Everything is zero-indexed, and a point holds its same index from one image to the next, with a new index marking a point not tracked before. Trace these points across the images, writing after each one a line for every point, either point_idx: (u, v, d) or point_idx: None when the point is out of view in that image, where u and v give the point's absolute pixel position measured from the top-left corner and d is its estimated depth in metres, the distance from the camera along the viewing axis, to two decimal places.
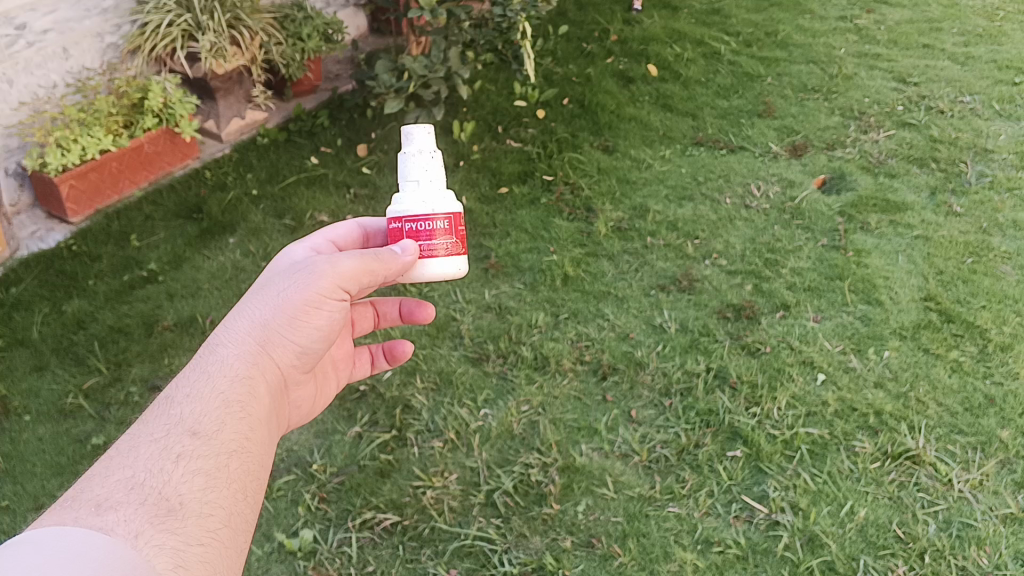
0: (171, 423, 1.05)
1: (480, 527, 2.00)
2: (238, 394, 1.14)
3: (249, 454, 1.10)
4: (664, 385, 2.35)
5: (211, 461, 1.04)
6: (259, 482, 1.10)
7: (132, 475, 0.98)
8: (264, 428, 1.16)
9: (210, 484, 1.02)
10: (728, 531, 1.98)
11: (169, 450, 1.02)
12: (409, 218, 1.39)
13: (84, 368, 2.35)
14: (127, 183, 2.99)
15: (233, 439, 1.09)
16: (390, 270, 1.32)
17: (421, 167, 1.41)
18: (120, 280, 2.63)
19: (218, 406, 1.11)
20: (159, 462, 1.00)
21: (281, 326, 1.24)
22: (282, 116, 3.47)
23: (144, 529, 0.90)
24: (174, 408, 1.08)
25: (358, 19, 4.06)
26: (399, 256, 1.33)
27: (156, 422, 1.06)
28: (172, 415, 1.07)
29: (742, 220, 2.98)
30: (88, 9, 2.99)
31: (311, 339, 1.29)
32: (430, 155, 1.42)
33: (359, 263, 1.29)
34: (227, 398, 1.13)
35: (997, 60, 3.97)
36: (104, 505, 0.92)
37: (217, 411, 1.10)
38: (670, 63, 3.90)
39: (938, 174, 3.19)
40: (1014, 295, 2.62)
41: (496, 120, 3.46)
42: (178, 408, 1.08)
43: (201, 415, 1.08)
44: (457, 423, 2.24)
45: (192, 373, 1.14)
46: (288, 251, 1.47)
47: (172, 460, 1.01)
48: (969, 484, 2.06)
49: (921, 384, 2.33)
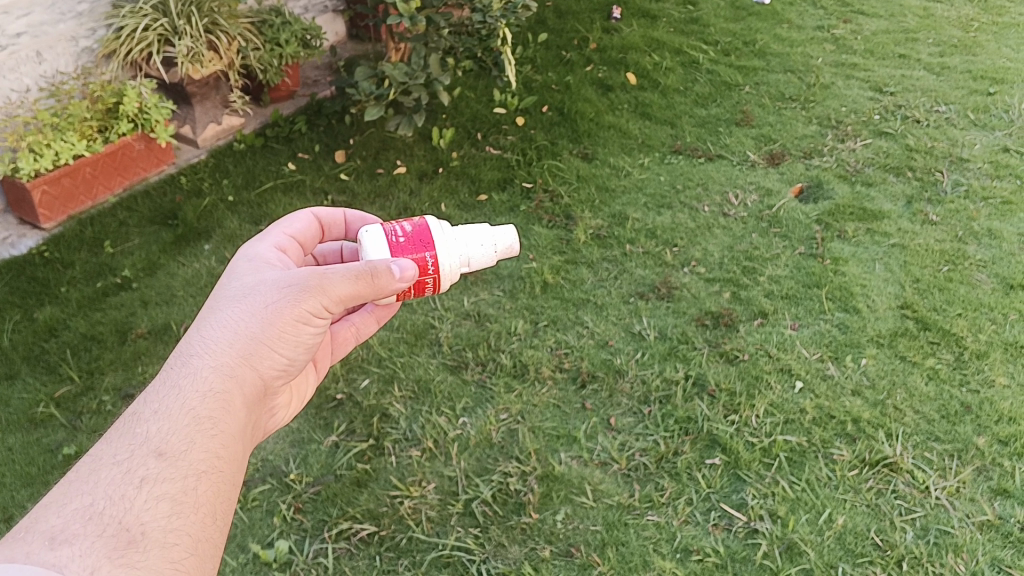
0: (136, 444, 1.04)
1: (458, 537, 1.98)
2: (212, 409, 1.12)
3: (220, 476, 1.08)
4: (643, 393, 2.34)
5: (177, 485, 1.02)
6: (230, 504, 1.08)
7: (90, 503, 0.96)
8: (240, 445, 1.14)
9: (176, 510, 1.00)
10: (707, 540, 1.98)
11: (132, 474, 1.00)
12: (436, 266, 1.40)
13: (55, 377, 2.32)
14: (101, 189, 2.94)
15: (203, 459, 1.07)
16: (381, 289, 1.29)
17: (478, 244, 1.45)
18: (93, 287, 2.60)
19: (190, 423, 1.09)
20: (121, 488, 0.98)
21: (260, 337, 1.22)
22: (259, 122, 3.44)
23: (101, 565, 0.89)
24: (141, 426, 1.06)
25: (337, 25, 4.04)
26: (398, 279, 1.29)
27: (121, 441, 1.04)
28: (138, 434, 1.05)
29: (720, 228, 2.98)
30: (62, 13, 2.96)
31: (292, 350, 1.27)
32: (493, 248, 1.46)
33: (351, 282, 1.26)
34: (199, 414, 1.11)
35: (972, 70, 4.01)
36: (58, 538, 0.90)
37: (188, 429, 1.08)
38: (648, 72, 3.91)
39: (914, 183, 3.22)
40: (989, 303, 2.63)
41: (475, 127, 3.45)
42: (145, 427, 1.06)
43: (169, 434, 1.06)
44: (434, 431, 2.22)
45: (164, 387, 1.12)
46: (251, 249, 1.43)
47: (135, 486, 0.99)
48: (946, 491, 2.07)
49: (898, 392, 2.33)
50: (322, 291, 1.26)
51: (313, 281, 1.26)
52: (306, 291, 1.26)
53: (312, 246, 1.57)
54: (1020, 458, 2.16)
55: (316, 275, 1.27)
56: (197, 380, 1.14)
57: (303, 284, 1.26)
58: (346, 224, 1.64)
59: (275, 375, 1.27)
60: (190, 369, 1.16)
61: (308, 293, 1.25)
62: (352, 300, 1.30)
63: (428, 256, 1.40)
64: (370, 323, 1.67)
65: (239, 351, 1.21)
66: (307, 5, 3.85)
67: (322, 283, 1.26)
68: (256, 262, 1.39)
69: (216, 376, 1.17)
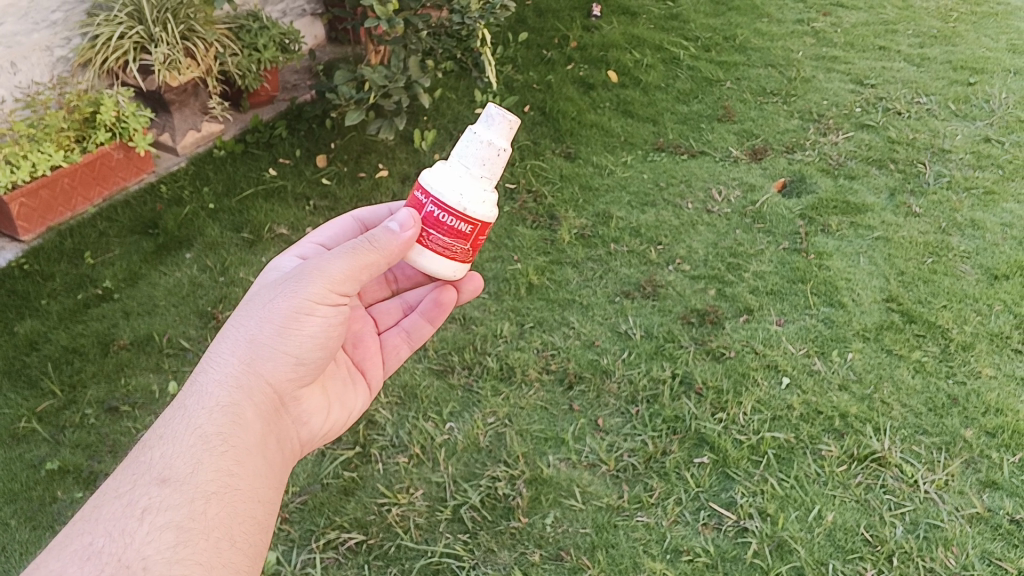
0: (140, 475, 1.10)
1: (447, 544, 1.97)
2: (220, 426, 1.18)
3: (228, 494, 1.14)
4: (630, 393, 2.33)
5: (181, 512, 1.07)
6: (243, 521, 1.14)
7: (91, 542, 1.01)
8: (251, 457, 1.21)
9: (182, 539, 1.05)
10: (697, 540, 1.97)
11: (135, 506, 1.06)
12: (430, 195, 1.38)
13: (37, 391, 2.29)
14: (80, 200, 2.92)
15: (210, 480, 1.13)
16: (386, 254, 1.33)
17: (468, 154, 1.39)
18: (74, 299, 2.58)
19: (196, 443, 1.15)
20: (122, 523, 1.04)
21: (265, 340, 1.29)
22: (239, 128, 3.42)
23: None
24: (148, 454, 1.13)
25: (316, 28, 4.02)
26: (396, 234, 1.33)
27: (127, 472, 1.11)
28: (144, 463, 1.12)
29: (704, 225, 2.98)
30: (37, 22, 2.93)
31: (304, 347, 1.32)
32: (473, 136, 1.39)
33: (349, 264, 1.31)
34: (207, 432, 1.17)
35: (951, 61, 4.02)
36: None
37: (193, 451, 1.14)
38: (630, 69, 3.90)
39: (897, 175, 3.22)
40: (974, 295, 2.64)
41: (457, 129, 3.44)
42: (151, 454, 1.13)
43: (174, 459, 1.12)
44: (422, 437, 2.21)
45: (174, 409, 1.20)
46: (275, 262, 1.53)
47: (136, 518, 1.04)
48: (934, 485, 2.07)
49: (885, 385, 2.34)
50: (319, 281, 1.31)
51: (313, 272, 1.31)
52: (305, 281, 1.31)
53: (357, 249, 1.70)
54: (1007, 450, 2.17)
55: (312, 268, 1.31)
56: (204, 396, 1.21)
57: (305, 278, 1.31)
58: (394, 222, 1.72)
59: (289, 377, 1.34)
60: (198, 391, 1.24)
61: (308, 285, 1.30)
62: (358, 282, 1.34)
63: (420, 196, 1.39)
64: (422, 325, 1.76)
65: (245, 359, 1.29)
66: (285, 9, 3.83)
67: (320, 272, 1.31)
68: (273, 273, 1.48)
69: (222, 388, 1.24)
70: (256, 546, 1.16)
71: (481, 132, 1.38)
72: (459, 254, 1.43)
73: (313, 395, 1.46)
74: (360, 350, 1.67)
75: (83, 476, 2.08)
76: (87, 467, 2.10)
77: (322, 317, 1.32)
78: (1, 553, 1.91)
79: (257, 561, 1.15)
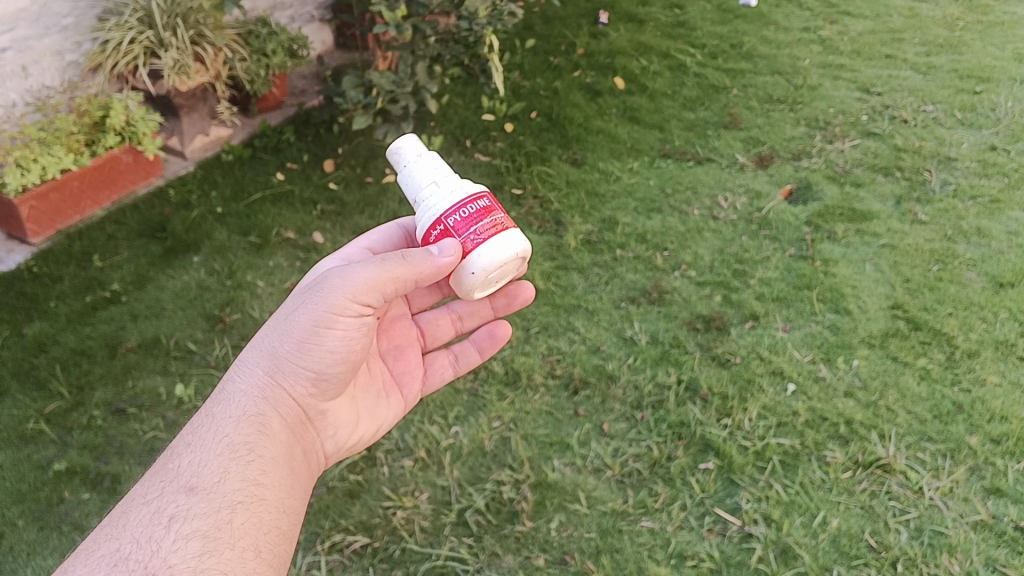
0: (168, 482, 1.18)
1: (452, 548, 1.97)
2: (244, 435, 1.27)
3: (254, 503, 1.20)
4: (635, 398, 2.34)
5: (206, 521, 1.14)
6: (268, 530, 1.20)
7: (119, 547, 1.08)
8: (275, 465, 1.28)
9: (207, 548, 1.11)
10: (702, 545, 1.98)
11: (162, 513, 1.13)
12: (438, 221, 1.39)
13: (45, 393, 2.30)
14: (89, 203, 2.93)
15: (236, 490, 1.20)
16: (418, 270, 1.35)
17: (420, 171, 1.44)
18: (82, 301, 2.59)
19: (222, 452, 1.23)
20: (150, 531, 1.10)
21: (287, 352, 1.36)
22: (247, 133, 3.43)
23: None
24: (177, 463, 1.21)
25: (324, 34, 4.04)
26: (435, 258, 1.35)
27: (157, 479, 1.19)
28: (173, 471, 1.20)
29: (710, 231, 2.98)
30: (48, 27, 2.95)
31: (328, 358, 1.38)
32: (410, 164, 1.45)
33: (374, 275, 1.34)
34: (232, 442, 1.26)
35: (958, 70, 4.02)
36: None
37: (219, 462, 1.22)
38: (636, 76, 3.91)
39: (903, 183, 3.22)
40: (980, 302, 2.64)
41: (464, 134, 3.45)
42: (180, 463, 1.21)
43: (201, 469, 1.20)
44: (427, 441, 2.22)
45: (203, 419, 1.29)
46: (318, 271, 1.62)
47: (163, 527, 1.11)
48: (939, 491, 2.07)
49: (891, 392, 2.34)
50: (343, 290, 1.34)
51: (338, 282, 1.35)
52: (329, 292, 1.35)
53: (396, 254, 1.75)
54: (1011, 457, 2.16)
55: (338, 280, 1.35)
56: (229, 407, 1.31)
57: (329, 288, 1.35)
58: None
59: (312, 392, 1.40)
60: (223, 404, 1.32)
61: (331, 295, 1.34)
62: (385, 292, 1.36)
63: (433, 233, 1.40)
64: (472, 352, 1.83)
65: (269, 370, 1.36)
66: (294, 15, 3.84)
67: (345, 282, 1.34)
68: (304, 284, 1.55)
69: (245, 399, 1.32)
70: (281, 556, 1.21)
71: (403, 157, 1.46)
72: (498, 227, 1.39)
73: (344, 407, 1.53)
74: (395, 366, 1.70)
75: (90, 477, 2.09)
76: (94, 468, 2.11)
77: (347, 329, 1.37)
78: (8, 553, 1.92)
79: (282, 571, 1.20)
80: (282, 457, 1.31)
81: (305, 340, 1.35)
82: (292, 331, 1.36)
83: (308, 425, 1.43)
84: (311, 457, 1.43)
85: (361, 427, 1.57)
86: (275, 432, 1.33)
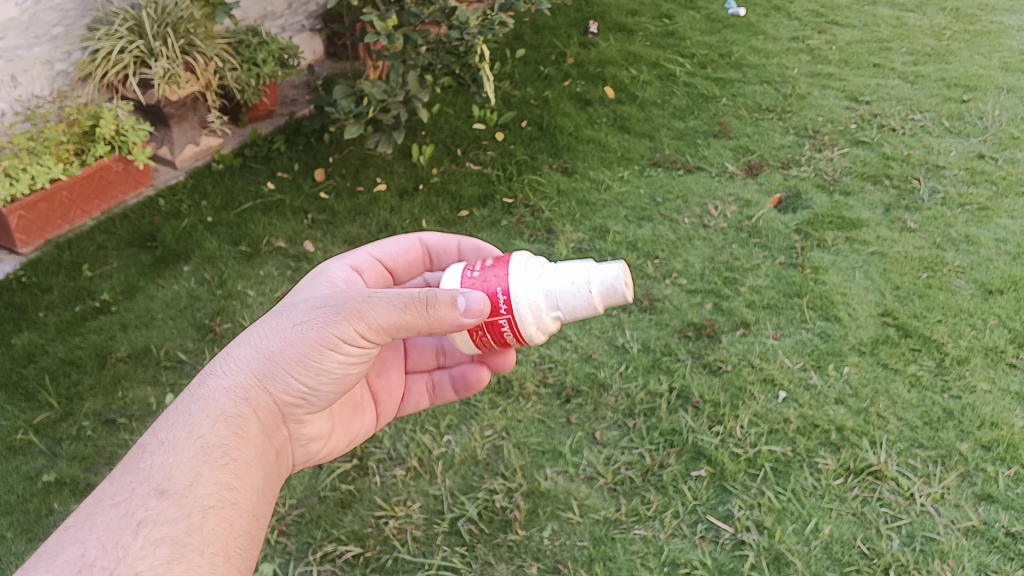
0: (139, 482, 1.13)
1: (444, 557, 1.97)
2: (221, 436, 1.22)
3: (225, 508, 1.16)
4: (627, 406, 2.34)
5: (177, 527, 1.09)
6: (239, 539, 1.16)
7: (83, 554, 1.04)
8: (248, 471, 1.23)
9: (176, 554, 1.07)
10: (695, 552, 1.97)
11: (131, 517, 1.08)
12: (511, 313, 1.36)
13: (34, 404, 2.29)
14: (78, 213, 2.92)
15: (208, 494, 1.15)
16: (435, 321, 1.29)
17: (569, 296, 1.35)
18: (72, 311, 2.58)
19: (196, 453, 1.18)
20: (116, 537, 1.06)
21: (281, 360, 1.30)
22: (237, 142, 3.43)
23: None
24: (146, 460, 1.15)
25: (314, 43, 4.05)
26: (456, 313, 1.30)
27: (126, 477, 1.14)
28: (142, 470, 1.14)
29: (701, 239, 2.99)
30: (37, 36, 2.94)
31: (317, 375, 1.32)
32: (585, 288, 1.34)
33: (392, 314, 1.28)
34: (207, 441, 1.20)
35: (945, 78, 4.05)
36: None
37: (194, 463, 1.16)
38: (626, 86, 3.93)
39: (892, 191, 3.24)
40: (968, 309, 2.65)
41: (455, 143, 3.45)
42: (149, 461, 1.15)
43: (174, 470, 1.15)
44: (419, 450, 2.21)
45: (180, 413, 1.23)
46: (327, 267, 1.55)
47: (132, 532, 1.06)
48: (930, 498, 2.08)
49: (881, 399, 2.34)
50: (356, 318, 1.28)
51: (354, 308, 1.29)
52: (341, 316, 1.29)
53: (406, 265, 1.66)
54: (1002, 463, 2.17)
55: (351, 304, 1.29)
56: (209, 405, 1.24)
57: (343, 311, 1.29)
58: (458, 251, 1.66)
59: (296, 400, 1.35)
60: (201, 399, 1.25)
61: (343, 320, 1.29)
62: (398, 333, 1.31)
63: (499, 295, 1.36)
64: (448, 388, 1.76)
65: (258, 375, 1.30)
66: (284, 25, 3.86)
67: (363, 309, 1.28)
68: (316, 284, 1.49)
69: (228, 399, 1.26)
70: (248, 564, 1.17)
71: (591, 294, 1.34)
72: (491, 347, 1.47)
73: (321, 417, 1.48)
74: (372, 385, 1.66)
75: (80, 488, 2.08)
76: (84, 479, 2.10)
77: (345, 351, 1.32)
78: None
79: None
80: (257, 462, 1.26)
81: (304, 353, 1.30)
82: (292, 341, 1.30)
83: (285, 430, 1.38)
84: (283, 462, 1.39)
85: (333, 435, 1.54)
86: (255, 439, 1.28)
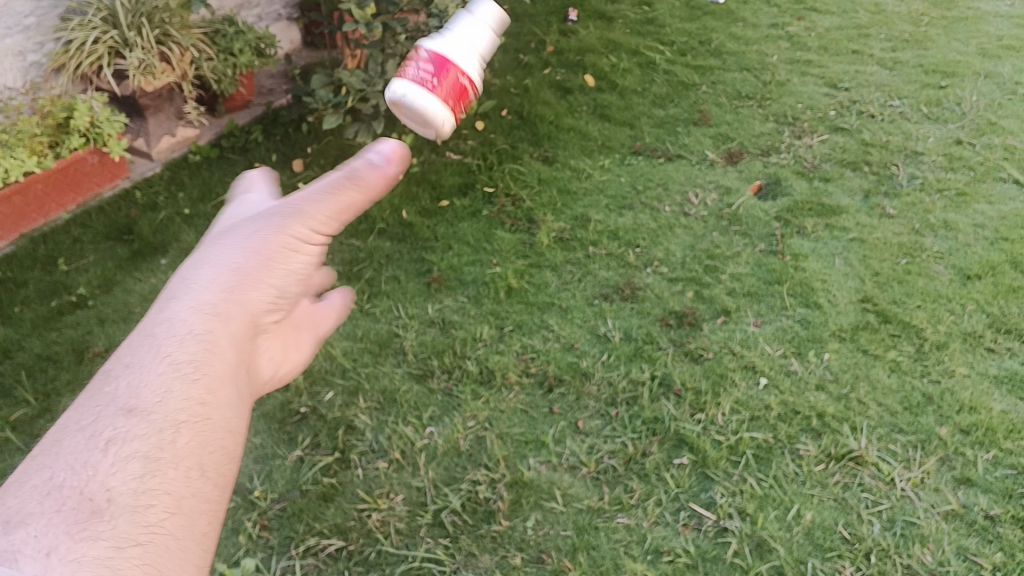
0: (103, 402, 0.82)
1: (428, 549, 1.96)
2: (191, 350, 0.90)
3: (204, 424, 0.86)
4: (610, 395, 2.34)
5: (150, 440, 0.81)
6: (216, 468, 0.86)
7: (51, 477, 0.76)
8: (235, 387, 0.93)
9: (152, 471, 0.80)
10: (677, 540, 1.98)
11: (96, 436, 0.80)
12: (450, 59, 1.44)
13: (10, 400, 2.27)
14: (54, 206, 2.89)
15: (180, 408, 0.85)
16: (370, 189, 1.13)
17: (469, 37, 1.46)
18: (48, 306, 2.55)
19: (166, 368, 0.87)
20: (83, 454, 0.78)
21: (245, 264, 1.03)
22: (215, 132, 3.39)
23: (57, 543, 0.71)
24: (111, 379, 0.85)
25: (292, 33, 4.02)
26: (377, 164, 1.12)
27: (92, 400, 0.83)
28: (105, 392, 0.84)
29: (682, 227, 2.99)
30: (9, 27, 2.90)
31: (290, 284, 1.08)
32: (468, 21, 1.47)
33: (331, 198, 1.11)
34: (173, 355, 0.88)
35: (923, 64, 4.06)
36: (9, 522, 0.71)
37: (164, 376, 0.86)
38: (606, 73, 3.92)
39: (871, 177, 3.25)
40: (948, 295, 2.66)
41: (435, 133, 3.44)
42: (114, 380, 0.85)
43: (140, 387, 0.84)
44: (402, 441, 2.20)
45: (139, 331, 0.91)
46: None
47: (99, 449, 0.79)
48: (911, 483, 2.09)
49: (861, 385, 2.35)
50: (301, 214, 1.10)
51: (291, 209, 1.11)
52: (277, 216, 1.10)
53: None
54: (981, 447, 2.19)
55: (291, 204, 1.11)
56: (166, 309, 0.93)
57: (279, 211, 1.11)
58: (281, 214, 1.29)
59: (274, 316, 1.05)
60: (162, 305, 0.94)
61: (281, 220, 1.09)
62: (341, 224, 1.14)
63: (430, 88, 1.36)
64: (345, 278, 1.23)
65: (225, 287, 0.99)
66: (261, 14, 3.82)
67: (301, 207, 1.11)
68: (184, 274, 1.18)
69: (193, 313, 0.93)
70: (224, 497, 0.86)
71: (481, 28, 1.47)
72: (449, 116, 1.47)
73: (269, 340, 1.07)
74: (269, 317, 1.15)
75: None
76: None
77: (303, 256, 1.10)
78: None
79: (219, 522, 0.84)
80: (230, 381, 0.92)
81: (269, 255, 1.06)
82: (249, 243, 1.06)
83: (265, 353, 1.06)
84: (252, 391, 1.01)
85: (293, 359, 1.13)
86: (232, 349, 0.94)
